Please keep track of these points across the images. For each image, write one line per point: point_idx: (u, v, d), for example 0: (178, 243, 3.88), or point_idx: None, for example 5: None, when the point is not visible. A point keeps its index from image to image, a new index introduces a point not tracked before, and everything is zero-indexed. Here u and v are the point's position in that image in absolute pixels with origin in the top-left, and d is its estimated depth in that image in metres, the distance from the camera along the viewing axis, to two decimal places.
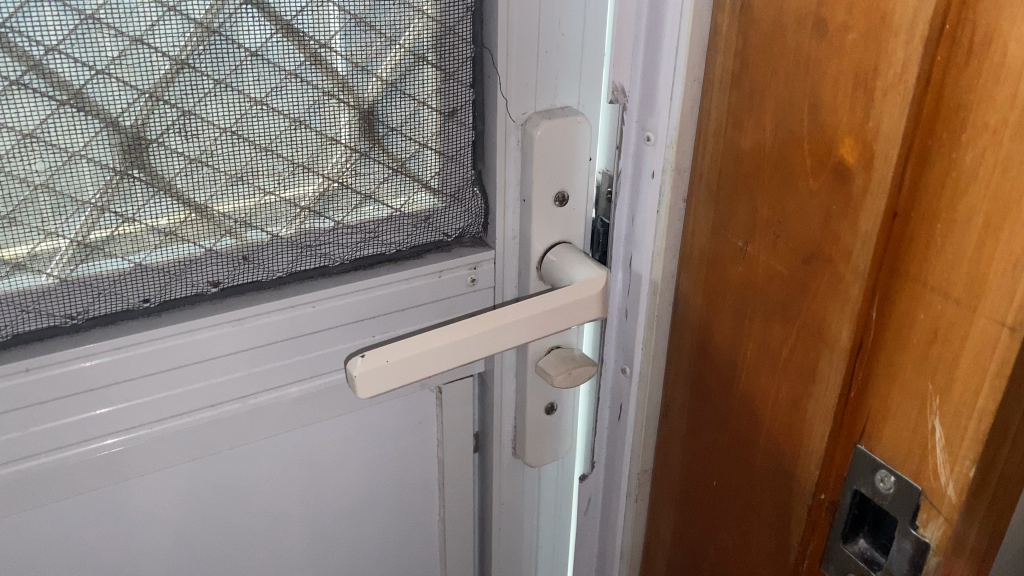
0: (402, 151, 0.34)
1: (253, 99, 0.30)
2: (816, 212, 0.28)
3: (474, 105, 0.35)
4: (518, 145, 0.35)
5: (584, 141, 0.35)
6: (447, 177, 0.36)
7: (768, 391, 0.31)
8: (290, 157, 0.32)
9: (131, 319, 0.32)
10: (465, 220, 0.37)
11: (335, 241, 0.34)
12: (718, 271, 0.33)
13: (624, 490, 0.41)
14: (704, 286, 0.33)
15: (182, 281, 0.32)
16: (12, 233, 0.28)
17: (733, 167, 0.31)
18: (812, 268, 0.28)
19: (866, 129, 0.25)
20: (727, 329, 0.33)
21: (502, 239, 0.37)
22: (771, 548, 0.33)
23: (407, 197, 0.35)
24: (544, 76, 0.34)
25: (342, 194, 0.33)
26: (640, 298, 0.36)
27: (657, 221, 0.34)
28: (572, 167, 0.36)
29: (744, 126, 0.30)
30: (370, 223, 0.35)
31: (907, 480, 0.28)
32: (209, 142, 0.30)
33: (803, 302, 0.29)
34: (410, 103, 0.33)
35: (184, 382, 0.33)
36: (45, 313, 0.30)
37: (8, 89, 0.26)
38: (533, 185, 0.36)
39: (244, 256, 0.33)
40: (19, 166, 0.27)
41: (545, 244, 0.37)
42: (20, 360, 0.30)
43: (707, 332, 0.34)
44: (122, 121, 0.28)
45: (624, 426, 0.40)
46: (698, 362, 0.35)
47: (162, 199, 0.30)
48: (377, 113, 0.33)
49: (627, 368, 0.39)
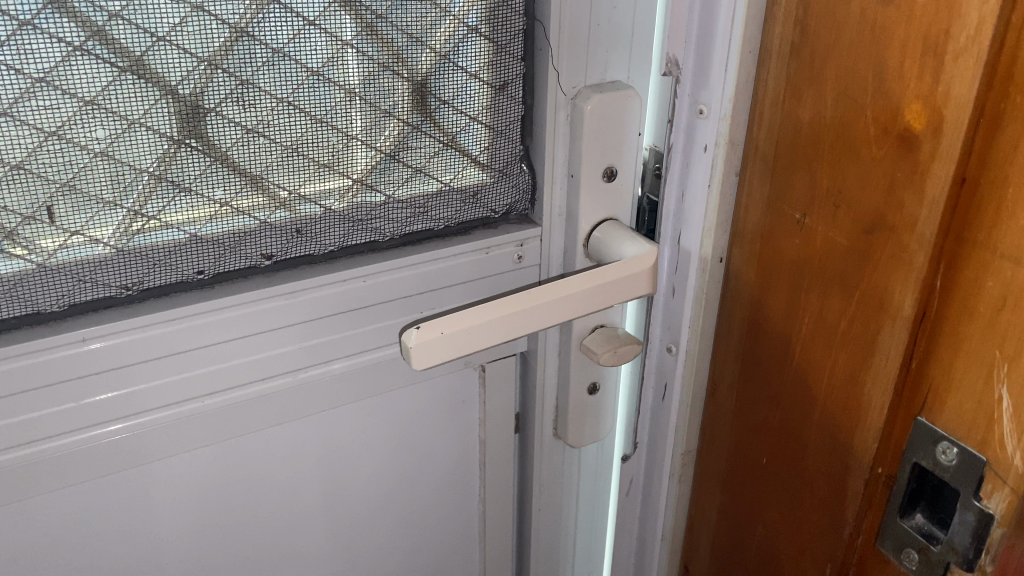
0: (452, 125, 0.34)
1: (309, 69, 0.30)
2: (879, 181, 0.27)
3: (525, 80, 0.35)
4: (568, 120, 0.35)
5: (633, 116, 0.35)
6: (495, 152, 0.35)
7: (823, 365, 0.31)
8: (343, 129, 0.32)
9: (184, 291, 0.32)
10: (513, 196, 0.37)
11: (386, 216, 0.34)
12: (772, 246, 0.32)
13: (667, 470, 0.41)
14: (758, 261, 0.33)
15: (235, 253, 0.32)
16: (72, 201, 0.28)
17: (790, 139, 0.30)
18: (875, 238, 0.28)
19: (935, 94, 0.25)
20: (781, 303, 0.32)
21: (548, 215, 0.37)
22: (823, 525, 0.33)
23: (456, 171, 0.35)
24: (595, 49, 0.34)
25: (393, 167, 0.33)
26: (688, 274, 0.36)
27: (708, 195, 0.34)
28: (622, 142, 0.36)
29: (803, 95, 0.29)
30: (420, 197, 0.35)
31: (971, 451, 0.27)
32: (265, 112, 0.30)
33: (864, 273, 0.29)
34: (462, 75, 0.33)
35: (234, 355, 0.33)
36: (102, 284, 0.30)
37: (71, 55, 0.26)
38: (582, 161, 0.35)
39: (296, 229, 0.33)
40: (80, 134, 0.27)
41: (592, 221, 0.37)
42: (76, 330, 0.30)
43: (759, 307, 0.34)
44: (181, 90, 0.28)
45: (668, 406, 0.40)
46: (749, 338, 0.35)
47: (217, 169, 0.30)
48: (429, 86, 0.32)
49: (673, 347, 0.38)
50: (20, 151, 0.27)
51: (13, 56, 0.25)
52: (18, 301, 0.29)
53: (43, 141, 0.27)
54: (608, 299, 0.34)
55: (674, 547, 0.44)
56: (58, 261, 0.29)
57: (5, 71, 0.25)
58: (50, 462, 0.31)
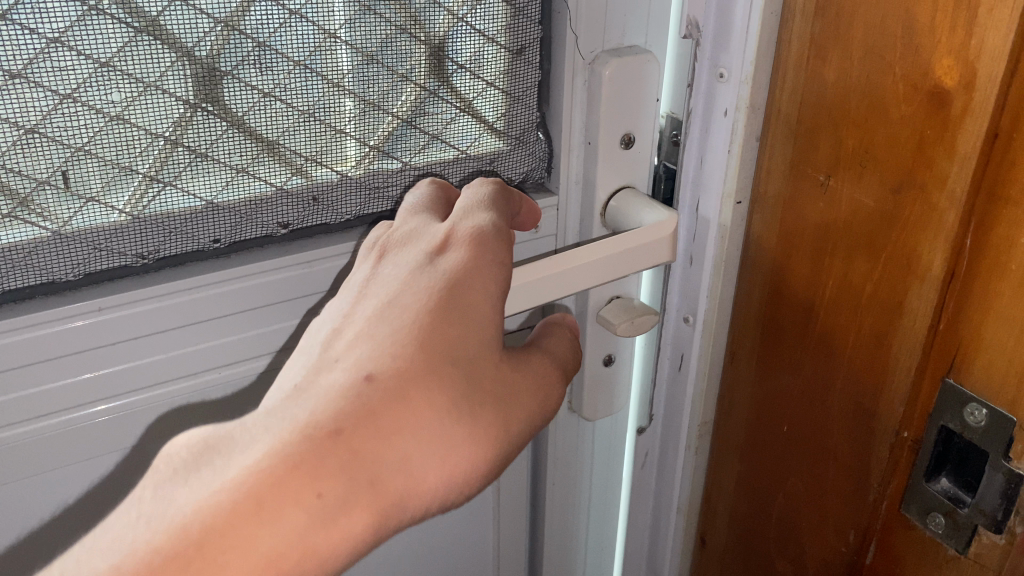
0: (469, 90, 0.34)
1: (326, 31, 0.29)
2: (908, 139, 0.27)
3: (541, 44, 0.34)
4: (584, 86, 0.35)
5: (652, 81, 0.35)
6: (512, 119, 0.35)
7: (848, 329, 0.31)
8: (361, 94, 0.31)
9: (200, 261, 0.32)
10: (529, 165, 0.36)
11: (402, 184, 0.34)
12: (794, 211, 0.32)
13: (683, 443, 0.41)
14: (780, 227, 0.33)
15: (253, 222, 0.32)
16: (86, 167, 0.27)
17: (815, 101, 0.30)
18: (903, 198, 0.28)
19: (968, 48, 0.25)
20: (805, 269, 0.32)
21: (565, 184, 0.37)
22: (848, 491, 0.33)
23: (472, 139, 0.35)
24: (613, 12, 0.33)
25: (410, 134, 0.33)
26: (707, 242, 0.36)
27: (728, 160, 0.34)
28: (641, 108, 0.35)
29: (829, 54, 0.29)
30: (437, 165, 0.34)
31: (1000, 411, 0.27)
32: (282, 76, 0.29)
33: (891, 235, 0.28)
34: (478, 39, 0.33)
35: (251, 327, 0.33)
36: (117, 253, 0.29)
37: (86, 15, 0.25)
38: (599, 127, 0.35)
39: (314, 197, 0.32)
40: (95, 96, 0.27)
41: (609, 190, 0.37)
42: (91, 299, 0.29)
43: (781, 274, 0.33)
44: (198, 52, 0.27)
45: (685, 377, 0.40)
46: (769, 306, 0.34)
47: (234, 134, 0.30)
48: (446, 50, 0.32)
49: (690, 317, 0.38)
50: (34, 115, 0.26)
51: (28, 17, 0.25)
52: (33, 271, 0.28)
53: (58, 105, 0.26)
54: (619, 271, 0.34)
55: (690, 520, 0.44)
56: (73, 229, 0.28)
57: (18, 31, 0.25)
58: (50, 439, 0.31)
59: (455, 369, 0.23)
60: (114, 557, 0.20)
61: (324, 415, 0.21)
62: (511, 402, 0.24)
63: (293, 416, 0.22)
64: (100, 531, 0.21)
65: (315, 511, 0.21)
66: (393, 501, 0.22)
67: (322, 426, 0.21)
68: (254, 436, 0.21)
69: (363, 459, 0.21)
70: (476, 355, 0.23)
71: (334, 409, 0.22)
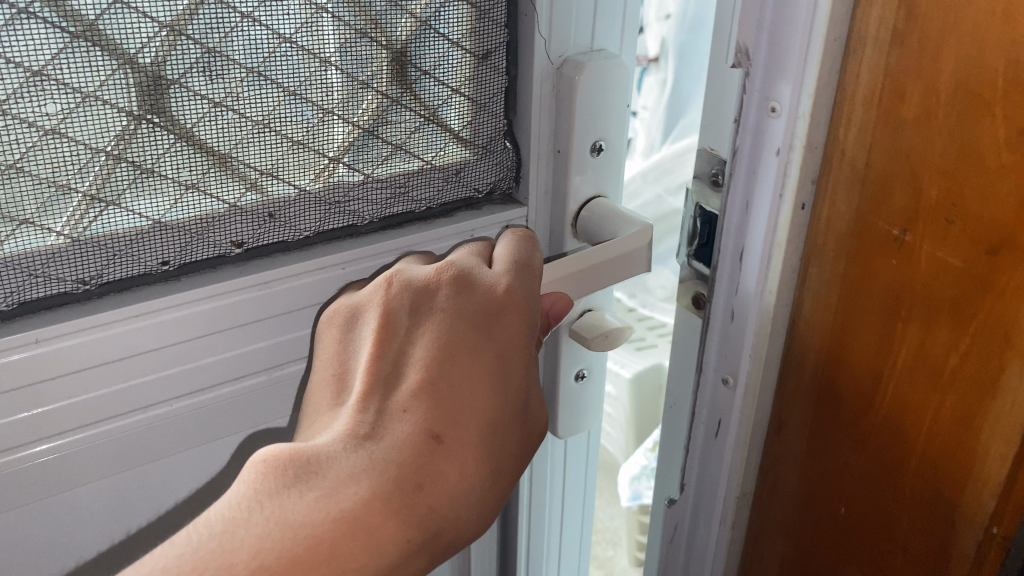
0: (433, 98, 0.34)
1: (281, 35, 0.29)
2: (1009, 192, 0.23)
3: (508, 48, 0.36)
4: (553, 90, 0.36)
5: (614, 88, 0.36)
6: (477, 127, 0.36)
7: (923, 408, 0.27)
8: (317, 101, 0.31)
9: (148, 284, 0.31)
10: (496, 174, 0.38)
11: (364, 196, 0.34)
12: (861, 270, 0.28)
13: (718, 515, 0.37)
14: (842, 289, 0.29)
15: (204, 240, 0.31)
16: (14, 184, 0.27)
17: (887, 141, 0.26)
18: (1000, 260, 0.24)
19: None
20: (870, 336, 0.28)
21: (533, 194, 0.38)
22: None
23: (438, 148, 0.36)
24: (579, 21, 0.35)
25: (371, 142, 0.33)
26: (751, 297, 0.32)
27: (781, 207, 0.29)
28: (607, 116, 0.37)
29: (909, 90, 0.25)
30: (400, 175, 0.35)
31: None
32: (234, 84, 0.29)
33: (983, 302, 0.24)
34: (442, 44, 0.33)
35: (202, 354, 0.32)
36: (56, 278, 0.29)
37: (15, 20, 0.24)
38: (569, 135, 0.37)
39: (269, 212, 0.32)
40: (29, 108, 0.26)
41: (578, 201, 0.39)
42: (22, 333, 0.28)
43: (841, 341, 0.29)
44: (142, 59, 0.27)
45: (722, 445, 0.35)
46: (828, 374, 0.30)
47: (182, 147, 0.29)
48: (408, 55, 0.33)
49: (730, 379, 0.34)
50: None
51: None
52: None
53: None
54: (585, 287, 0.35)
55: None
56: (4, 254, 0.27)
57: None
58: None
59: (498, 435, 0.28)
60: (253, 555, 0.24)
61: (404, 466, 0.26)
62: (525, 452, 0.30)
63: (377, 455, 0.26)
64: (217, 524, 0.24)
65: (400, 544, 0.25)
66: (442, 542, 0.27)
67: (393, 486, 0.25)
68: (347, 470, 0.25)
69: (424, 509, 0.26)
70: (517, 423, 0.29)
71: (407, 457, 0.26)
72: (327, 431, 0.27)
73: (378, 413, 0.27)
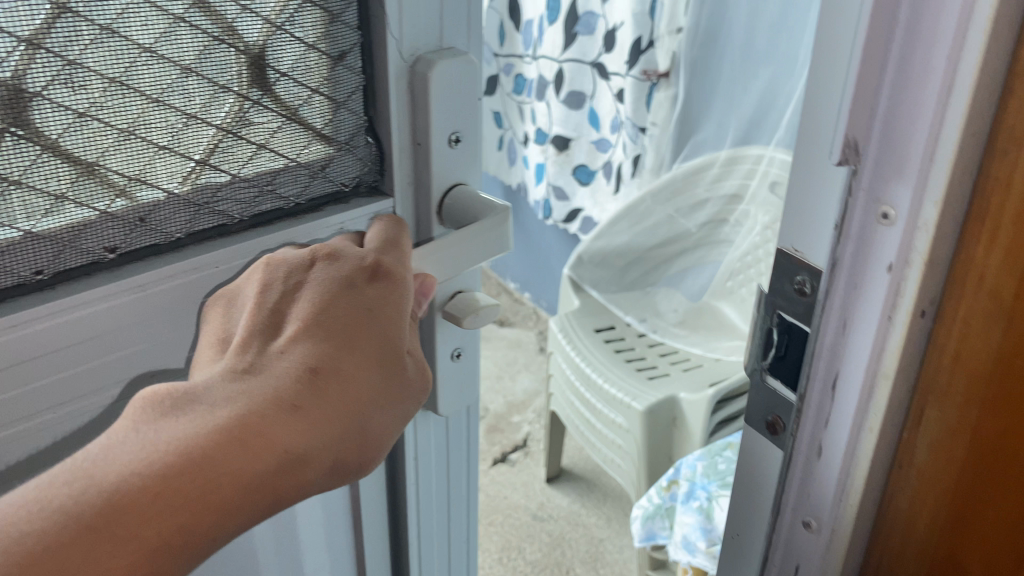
0: (290, 101, 0.53)
1: (141, 47, 0.45)
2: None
3: (361, 53, 0.56)
4: (409, 87, 0.58)
5: (459, 79, 0.58)
6: (338, 126, 0.57)
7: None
8: (182, 107, 0.48)
9: (99, 268, 0.49)
10: (357, 172, 0.59)
11: (234, 196, 0.53)
12: (982, 281, 0.41)
13: (840, 446, 0.50)
14: (969, 287, 0.42)
15: (80, 244, 0.47)
16: None
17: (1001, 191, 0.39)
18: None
19: None
20: (983, 321, 0.42)
21: (398, 186, 0.61)
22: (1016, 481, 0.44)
23: (305, 148, 0.56)
24: (415, 26, 0.56)
25: (237, 145, 0.52)
26: (884, 297, 0.44)
27: (917, 238, 0.42)
28: (456, 115, 0.59)
29: (1001, 230, 0.40)
30: (267, 172, 0.55)
31: None
32: (89, 87, 0.44)
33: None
34: (295, 51, 0.52)
35: None
36: (5, 269, 0.45)
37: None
38: (427, 133, 0.59)
39: (140, 217, 0.49)
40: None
41: (442, 193, 0.62)
42: None
43: (963, 322, 0.43)
44: (5, 75, 0.41)
45: (840, 396, 0.48)
46: (953, 345, 0.44)
47: (47, 154, 0.44)
48: (265, 61, 0.51)
49: (846, 332, 0.47)
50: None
51: None
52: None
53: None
54: None
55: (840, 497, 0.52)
56: None
57: None
58: None
59: (355, 388, 0.48)
60: (124, 472, 0.41)
61: (234, 423, 0.44)
62: (398, 399, 0.51)
63: (249, 387, 0.46)
64: (95, 449, 0.42)
65: (277, 457, 0.45)
66: (355, 458, 0.49)
67: (221, 428, 0.44)
68: (213, 404, 0.45)
69: (248, 441, 0.44)
70: (361, 387, 0.49)
71: (289, 389, 0.46)
72: (207, 374, 0.47)
73: (262, 358, 0.48)
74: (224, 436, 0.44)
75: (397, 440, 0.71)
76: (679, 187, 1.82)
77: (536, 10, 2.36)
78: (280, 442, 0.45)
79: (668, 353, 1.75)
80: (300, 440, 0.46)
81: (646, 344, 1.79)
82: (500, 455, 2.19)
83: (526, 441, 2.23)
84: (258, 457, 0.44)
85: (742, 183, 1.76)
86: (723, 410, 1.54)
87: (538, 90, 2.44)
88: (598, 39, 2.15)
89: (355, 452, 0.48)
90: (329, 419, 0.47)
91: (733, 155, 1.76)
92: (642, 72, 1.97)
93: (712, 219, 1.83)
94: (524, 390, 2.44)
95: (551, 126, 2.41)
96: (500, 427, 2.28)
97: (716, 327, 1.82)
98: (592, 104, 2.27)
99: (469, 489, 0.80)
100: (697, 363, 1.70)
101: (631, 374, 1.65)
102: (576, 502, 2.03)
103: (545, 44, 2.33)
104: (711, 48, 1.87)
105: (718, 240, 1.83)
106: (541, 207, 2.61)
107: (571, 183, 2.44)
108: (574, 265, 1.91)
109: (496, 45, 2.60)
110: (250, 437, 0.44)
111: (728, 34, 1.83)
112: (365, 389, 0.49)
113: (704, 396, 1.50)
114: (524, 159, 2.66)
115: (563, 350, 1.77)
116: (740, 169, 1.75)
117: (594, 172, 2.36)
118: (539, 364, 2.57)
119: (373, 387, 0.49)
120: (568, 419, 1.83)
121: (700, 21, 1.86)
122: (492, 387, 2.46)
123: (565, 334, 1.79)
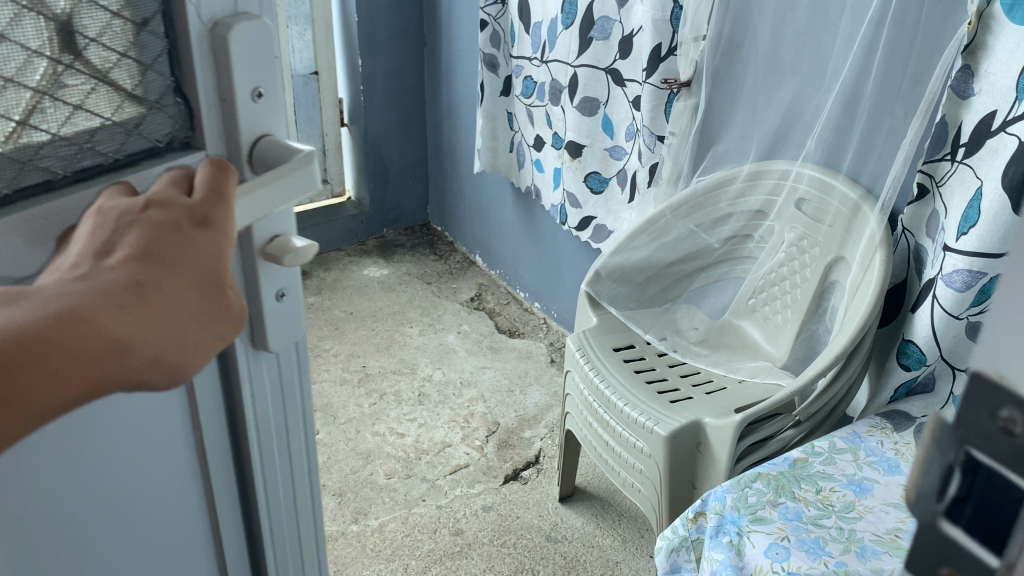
0: (100, 61, 0.50)
1: None
2: None
3: (162, 16, 0.53)
4: (210, 42, 0.54)
5: (259, 33, 0.55)
6: (149, 86, 0.54)
7: None
8: None
9: None
10: (168, 132, 0.55)
11: (50, 159, 0.50)
12: None
13: None
14: None
15: None
16: None
17: None
18: None
19: None
20: None
21: (209, 141, 0.56)
22: None
23: (117, 107, 0.52)
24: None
25: (47, 109, 0.49)
26: None
27: None
28: (261, 70, 0.56)
29: None
30: (83, 133, 0.51)
31: None
32: None
33: None
34: (95, 13, 0.49)
35: None
36: None
37: None
38: (234, 87, 0.55)
39: None
40: None
41: (253, 141, 0.58)
42: None
43: None
44: None
45: None
46: None
47: None
48: (68, 24, 0.48)
49: None
50: None
51: None
52: None
53: None
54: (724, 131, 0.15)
55: None
56: None
57: None
58: None
59: (185, 292, 0.48)
60: None
61: (57, 331, 0.42)
62: (225, 317, 0.51)
63: (74, 293, 0.43)
64: None
65: (108, 350, 0.44)
66: (184, 365, 0.48)
67: (46, 333, 0.42)
68: (23, 310, 0.42)
69: (81, 350, 0.43)
70: (196, 298, 0.49)
71: (118, 292, 0.45)
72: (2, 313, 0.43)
73: (86, 268, 0.45)
74: (50, 342, 0.42)
75: (227, 375, 0.67)
76: (701, 201, 1.80)
77: (546, 13, 2.31)
78: (117, 343, 0.44)
79: (689, 374, 1.70)
80: (132, 333, 0.45)
81: (666, 363, 1.73)
82: (510, 471, 2.13)
83: (537, 457, 2.18)
84: (87, 362, 0.43)
85: (768, 198, 1.72)
86: (748, 437, 1.48)
87: (552, 93, 2.39)
88: (612, 45, 2.09)
89: (195, 358, 0.49)
90: (172, 317, 0.47)
91: (758, 169, 1.72)
92: (662, 80, 1.93)
93: (735, 235, 1.79)
94: (535, 404, 2.39)
95: (566, 132, 2.36)
96: (511, 442, 2.23)
97: (738, 345, 1.78)
98: (606, 110, 2.21)
99: (307, 433, 0.76)
100: (720, 385, 1.66)
101: (652, 397, 1.60)
102: (589, 522, 1.97)
103: (560, 48, 2.28)
104: (735, 58, 1.72)
105: (742, 256, 1.80)
106: (558, 212, 2.55)
107: (584, 190, 2.38)
108: (591, 282, 1.82)
109: (508, 47, 2.56)
110: (77, 324, 0.43)
111: (753, 42, 1.67)
112: (200, 293, 0.49)
113: (730, 422, 1.45)
114: (536, 162, 2.61)
115: (581, 369, 1.71)
116: (764, 185, 1.72)
117: (607, 180, 2.29)
118: (550, 377, 2.51)
119: (201, 297, 0.49)
120: (584, 442, 1.76)
121: (722, 30, 1.70)
122: (503, 400, 2.40)
123: (583, 353, 1.73)
